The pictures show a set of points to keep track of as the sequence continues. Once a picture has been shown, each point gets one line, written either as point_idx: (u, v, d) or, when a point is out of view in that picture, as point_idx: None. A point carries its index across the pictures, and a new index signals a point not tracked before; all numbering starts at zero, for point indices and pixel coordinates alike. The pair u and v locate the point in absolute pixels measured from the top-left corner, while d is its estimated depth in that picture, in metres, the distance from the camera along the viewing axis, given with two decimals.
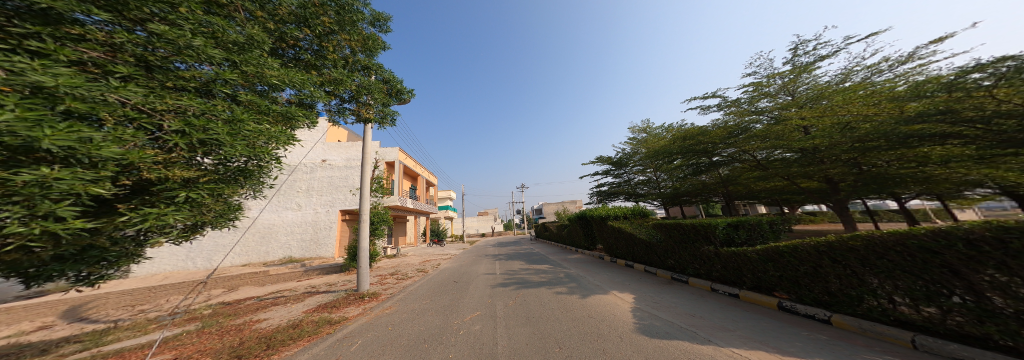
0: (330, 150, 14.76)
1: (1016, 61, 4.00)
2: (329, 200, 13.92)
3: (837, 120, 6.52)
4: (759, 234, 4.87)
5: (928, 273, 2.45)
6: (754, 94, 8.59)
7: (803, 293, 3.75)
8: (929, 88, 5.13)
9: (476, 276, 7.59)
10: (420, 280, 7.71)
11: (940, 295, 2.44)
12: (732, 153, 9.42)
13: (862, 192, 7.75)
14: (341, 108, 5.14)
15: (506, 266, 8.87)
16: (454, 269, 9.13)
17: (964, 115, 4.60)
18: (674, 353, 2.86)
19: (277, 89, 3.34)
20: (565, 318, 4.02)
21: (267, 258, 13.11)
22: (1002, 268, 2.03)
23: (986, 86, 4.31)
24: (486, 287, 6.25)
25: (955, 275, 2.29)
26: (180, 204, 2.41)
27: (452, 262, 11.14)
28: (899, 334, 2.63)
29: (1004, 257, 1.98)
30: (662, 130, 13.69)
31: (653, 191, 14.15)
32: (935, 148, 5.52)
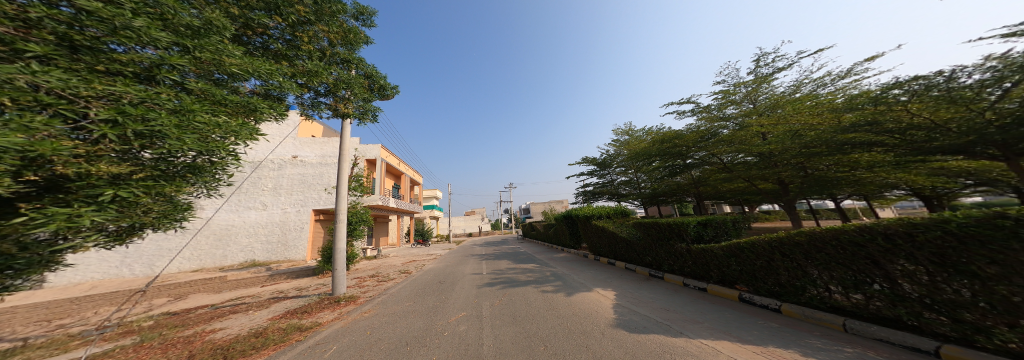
0: (302, 146, 13.86)
1: (925, 80, 4.69)
2: (299, 199, 13.06)
3: (789, 128, 7.26)
4: (724, 232, 5.22)
5: (856, 264, 2.78)
6: (722, 102, 9.21)
7: (759, 285, 4.09)
8: (861, 101, 5.76)
9: (462, 276, 7.48)
10: (404, 282, 7.45)
11: (864, 283, 2.78)
12: (704, 157, 9.85)
13: (813, 192, 8.58)
14: (316, 101, 4.83)
15: (493, 266, 8.84)
16: (440, 270, 8.95)
17: (885, 127, 5.31)
18: (651, 346, 3.00)
19: (239, 78, 3.06)
20: (550, 317, 4.07)
21: (224, 262, 12.00)
22: (909, 258, 2.36)
23: (903, 101, 4.98)
24: (473, 287, 6.18)
25: (875, 265, 2.63)
26: (103, 204, 2.09)
27: (437, 262, 10.91)
28: (833, 319, 2.98)
29: (911, 249, 2.31)
30: (643, 133, 14.30)
31: (633, 191, 14.64)
32: (864, 154, 6.31)
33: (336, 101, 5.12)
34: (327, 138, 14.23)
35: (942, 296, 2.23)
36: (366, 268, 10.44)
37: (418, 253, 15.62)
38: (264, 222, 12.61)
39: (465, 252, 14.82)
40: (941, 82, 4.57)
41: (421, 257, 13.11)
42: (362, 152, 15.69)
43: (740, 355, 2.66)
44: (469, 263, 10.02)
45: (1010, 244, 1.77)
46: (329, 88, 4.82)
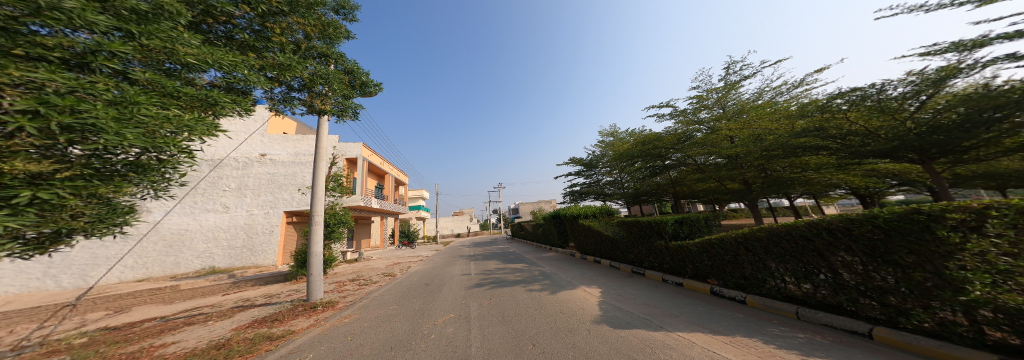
0: (271, 143, 12.96)
1: (861, 92, 5.47)
2: (268, 201, 12.24)
3: (752, 132, 7.97)
4: (697, 229, 5.55)
5: (805, 256, 3.07)
6: (696, 106, 9.67)
7: (727, 279, 4.37)
8: (810, 109, 6.44)
9: (449, 277, 7.31)
10: (391, 285, 7.15)
11: (812, 274, 3.07)
12: (681, 158, 10.21)
13: (776, 192, 9.30)
14: (287, 96, 4.53)
15: (481, 266, 8.74)
16: (427, 271, 8.72)
17: (829, 132, 6.04)
18: (634, 341, 3.12)
19: (195, 69, 2.77)
20: (539, 316, 4.11)
21: (176, 270, 10.89)
22: (848, 250, 2.65)
23: (844, 110, 5.73)
24: (461, 288, 6.07)
25: (821, 257, 2.91)
26: (19, 207, 1.83)
27: (423, 264, 10.61)
28: (788, 308, 3.26)
29: (849, 242, 2.60)
30: (626, 134, 14.77)
31: (617, 190, 15.07)
32: (812, 157, 6.97)
33: (312, 97, 4.82)
34: (300, 135, 13.42)
35: (874, 283, 2.51)
36: (344, 272, 9.96)
37: (400, 255, 15.12)
38: (225, 225, 11.65)
39: (452, 253, 14.54)
40: (873, 94, 5.33)
41: (405, 259, 12.72)
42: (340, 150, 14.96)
43: (714, 346, 2.84)
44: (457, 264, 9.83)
45: (927, 235, 2.04)
46: (304, 83, 4.54)
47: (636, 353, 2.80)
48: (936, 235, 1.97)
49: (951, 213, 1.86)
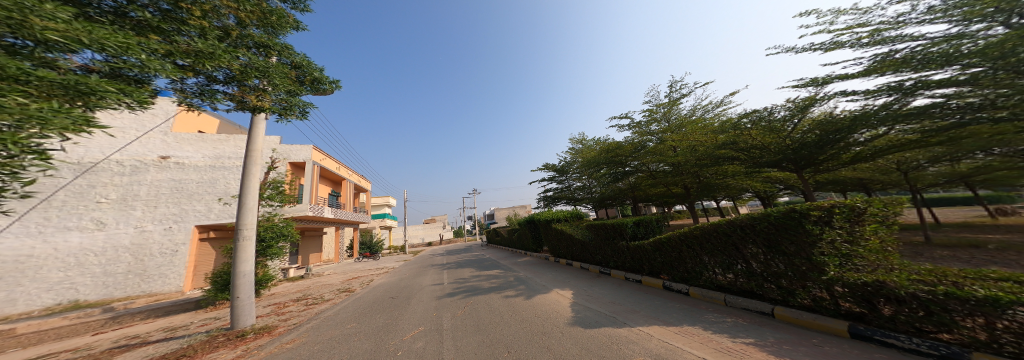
0: (178, 144, 10.87)
1: (757, 115, 8.15)
2: (172, 212, 10.29)
3: (688, 143, 9.03)
4: (650, 230, 6.17)
5: (728, 250, 4.06)
6: (649, 119, 10.76)
7: (674, 273, 5.12)
8: (730, 126, 8.82)
9: (419, 288, 6.89)
10: (349, 301, 6.53)
11: (733, 265, 4.03)
12: (638, 165, 11.15)
13: (711, 195, 10.75)
14: (205, 88, 3.81)
15: (455, 274, 8.45)
16: (392, 283, 8.14)
17: (740, 145, 8.51)
18: (602, 339, 3.34)
19: (62, 49, 1.88)
20: (514, 322, 4.14)
21: (8, 310, 8.08)
22: (756, 244, 3.65)
23: (751, 127, 8.26)
24: (431, 298, 5.77)
25: (739, 250, 3.90)
26: None
27: (388, 276, 9.86)
28: (717, 296, 4.12)
29: (754, 235, 3.63)
30: (593, 142, 15.64)
31: (586, 195, 15.87)
32: (732, 164, 9.02)
33: (242, 90, 4.13)
34: (223, 135, 11.73)
35: (771, 270, 3.53)
36: (283, 292, 8.70)
37: (356, 268, 13.75)
38: (98, 247, 9.25)
39: (421, 263, 13.72)
40: (764, 116, 8.00)
41: (362, 273, 11.61)
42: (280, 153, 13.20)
43: (668, 337, 3.23)
44: (428, 273, 9.34)
45: (803, 229, 3.01)
46: (231, 76, 3.80)
47: (604, 350, 3.02)
48: (808, 229, 2.94)
49: (813, 210, 2.83)
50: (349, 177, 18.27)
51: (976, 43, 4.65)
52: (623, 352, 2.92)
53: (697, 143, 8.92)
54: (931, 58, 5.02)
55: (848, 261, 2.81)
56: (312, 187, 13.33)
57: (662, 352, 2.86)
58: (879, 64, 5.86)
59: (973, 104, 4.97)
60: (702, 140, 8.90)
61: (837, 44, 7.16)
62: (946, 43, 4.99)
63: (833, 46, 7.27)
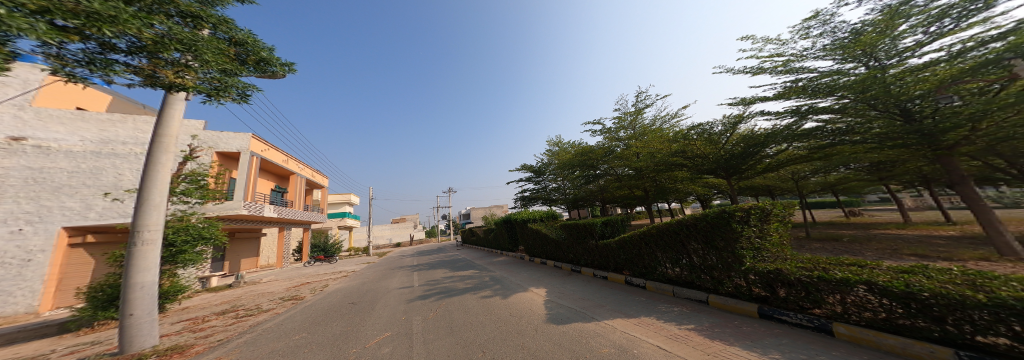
0: (40, 122, 8.32)
1: (698, 129, 9.69)
2: (28, 210, 7.85)
3: (649, 151, 10.00)
4: (617, 229, 6.70)
5: (674, 245, 4.73)
6: (618, 126, 11.60)
7: (633, 269, 5.65)
8: (679, 135, 10.16)
9: (385, 292, 6.43)
10: (302, 309, 5.83)
11: (679, 259, 4.68)
12: (607, 169, 11.91)
13: (665, 197, 12.07)
14: (102, 61, 2.70)
15: (429, 276, 8.10)
16: (354, 288, 7.50)
17: (688, 154, 9.70)
18: (574, 334, 3.54)
19: None
20: (490, 321, 4.15)
21: None
22: (695, 240, 4.35)
23: (697, 136, 9.65)
24: (400, 302, 5.46)
25: (683, 246, 4.57)
26: None
27: (347, 280, 9.05)
28: (666, 288, 4.72)
29: (691, 230, 4.34)
30: (568, 145, 16.07)
31: (560, 196, 16.04)
32: (679, 170, 10.24)
33: (153, 65, 3.23)
34: (114, 115, 9.51)
35: (707, 263, 4.19)
36: (201, 306, 7.25)
37: (304, 273, 12.27)
38: None
39: (387, 265, 12.76)
40: (701, 130, 9.60)
41: (312, 278, 10.39)
42: (204, 140, 11.09)
43: (629, 328, 3.57)
44: (396, 276, 8.76)
45: (729, 227, 3.74)
46: (139, 45, 2.95)
47: (574, 344, 3.22)
48: (732, 226, 3.66)
49: (736, 211, 3.62)
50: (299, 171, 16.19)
51: (847, 79, 6.36)
52: (590, 345, 3.14)
53: (653, 150, 9.98)
54: (819, 89, 6.63)
55: (759, 254, 3.61)
56: (248, 181, 11.45)
57: (624, 342, 3.16)
58: (785, 90, 7.59)
59: (843, 128, 6.85)
60: (658, 148, 9.95)
61: (764, 69, 8.57)
62: (831, 76, 6.70)
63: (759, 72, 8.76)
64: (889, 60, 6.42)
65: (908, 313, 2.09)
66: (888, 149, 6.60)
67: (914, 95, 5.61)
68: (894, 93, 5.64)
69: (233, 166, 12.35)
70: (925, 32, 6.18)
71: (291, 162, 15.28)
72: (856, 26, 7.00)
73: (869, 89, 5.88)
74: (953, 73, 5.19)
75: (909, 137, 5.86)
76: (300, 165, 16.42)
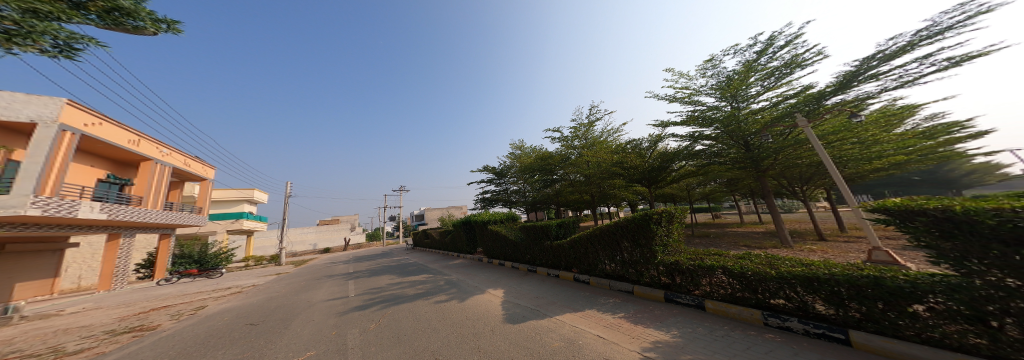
0: None
1: (632, 145, 11.55)
2: None
3: (596, 160, 11.08)
4: (566, 230, 7.18)
5: (607, 243, 5.38)
6: (573, 136, 12.51)
7: (580, 266, 6.14)
8: (615, 148, 11.72)
9: (306, 306, 5.38)
10: (165, 337, 4.26)
11: (612, 256, 5.32)
12: (562, 174, 12.77)
13: (606, 202, 13.32)
14: None
15: (371, 283, 7.15)
16: (264, 303, 6.08)
17: (623, 164, 11.03)
18: (529, 332, 3.60)
19: None
20: (445, 327, 3.89)
21: None
22: (625, 239, 5.00)
23: (633, 150, 11.35)
24: (329, 315, 4.65)
25: (615, 244, 5.22)
26: None
27: (250, 295, 7.27)
28: (603, 282, 5.36)
29: (621, 231, 5.00)
30: (531, 149, 16.25)
31: (520, 199, 15.98)
32: (619, 178, 11.44)
33: None
34: None
35: (633, 258, 4.89)
36: None
37: (164, 292, 9.16)
38: None
39: (308, 275, 10.66)
40: (634, 146, 11.52)
41: (168, 299, 7.56)
42: None
43: (576, 322, 3.83)
44: (324, 286, 7.45)
45: (648, 228, 4.50)
46: None
47: (528, 342, 3.27)
48: (651, 227, 4.42)
49: (654, 214, 4.41)
50: (159, 156, 11.97)
51: (717, 113, 8.98)
52: (543, 341, 3.25)
53: (598, 159, 11.13)
54: (708, 119, 9.06)
55: (667, 249, 4.56)
56: (48, 169, 7.92)
57: (572, 335, 3.37)
58: (687, 118, 9.55)
59: (716, 151, 9.51)
60: (603, 158, 11.11)
61: (676, 97, 10.50)
62: (711, 110, 9.15)
63: (673, 101, 10.66)
64: (743, 102, 9.10)
65: (740, 288, 3.40)
66: (734, 171, 9.65)
67: (752, 131, 8.54)
68: (744, 127, 8.54)
69: (19, 143, 8.32)
70: (760, 85, 8.88)
71: (143, 142, 11.17)
72: (730, 73, 9.37)
73: (730, 124, 8.60)
74: (769, 119, 8.32)
75: (744, 163, 9.03)
76: (161, 149, 12.16)
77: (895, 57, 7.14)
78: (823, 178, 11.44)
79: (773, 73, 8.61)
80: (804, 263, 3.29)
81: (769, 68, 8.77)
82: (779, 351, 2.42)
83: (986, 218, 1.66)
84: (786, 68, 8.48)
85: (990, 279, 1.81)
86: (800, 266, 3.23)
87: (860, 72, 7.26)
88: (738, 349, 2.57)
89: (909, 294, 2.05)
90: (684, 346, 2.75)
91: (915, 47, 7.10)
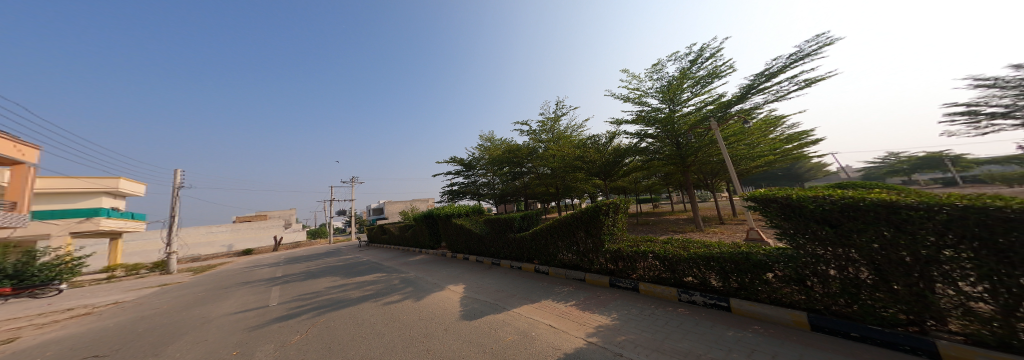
0: None
1: (593, 140, 12.23)
2: None
3: (563, 154, 11.52)
4: (528, 222, 7.28)
5: (562, 234, 5.54)
6: (541, 130, 12.70)
7: (541, 258, 6.21)
8: (576, 142, 12.27)
9: (198, 325, 4.41)
10: None
11: (567, 246, 5.52)
12: (531, 167, 13.06)
13: (570, 193, 13.88)
14: None
15: (303, 289, 6.23)
16: (141, 324, 4.80)
17: (582, 160, 11.50)
18: (484, 328, 3.48)
19: None
20: (389, 331, 3.53)
21: None
22: (579, 231, 5.16)
23: (599, 144, 11.95)
24: (234, 332, 3.90)
25: (569, 235, 5.39)
26: None
27: (123, 314, 5.70)
28: (559, 271, 5.57)
29: (574, 223, 5.20)
30: (500, 141, 15.99)
31: (489, 191, 15.60)
32: (581, 172, 11.98)
33: None
34: None
35: (586, 247, 5.10)
36: None
37: None
38: None
39: (211, 284, 8.77)
40: (596, 141, 12.16)
41: None
42: None
43: (532, 313, 3.87)
44: (233, 297, 6.19)
45: (598, 218, 4.75)
46: None
47: (482, 338, 3.16)
48: (600, 217, 4.68)
49: (604, 205, 4.70)
50: None
51: (659, 114, 9.89)
52: (497, 336, 3.17)
53: (560, 154, 11.58)
54: (651, 118, 9.93)
55: (613, 236, 4.89)
56: None
57: (526, 327, 3.38)
58: (637, 117, 10.37)
59: (651, 148, 10.57)
60: (567, 152, 11.55)
61: (629, 97, 11.34)
62: (656, 112, 10.01)
63: (626, 101, 11.45)
64: (675, 106, 10.13)
65: (658, 269, 3.87)
66: (669, 166, 10.85)
67: (681, 130, 9.69)
68: (675, 129, 9.69)
69: None
70: (690, 92, 10.01)
71: None
72: (670, 78, 10.35)
73: (668, 125, 9.60)
74: (693, 121, 9.59)
75: (675, 160, 10.13)
76: None
77: (776, 76, 8.72)
78: (725, 172, 13.77)
79: (699, 81, 9.78)
80: (705, 244, 3.84)
81: (697, 76, 9.94)
82: (687, 323, 2.75)
83: (809, 203, 2.21)
84: (707, 78, 9.75)
85: (805, 249, 2.40)
86: (703, 246, 3.73)
87: (753, 86, 8.67)
88: (659, 325, 2.84)
89: (761, 264, 2.67)
90: (620, 328, 2.93)
91: (788, 68, 8.73)
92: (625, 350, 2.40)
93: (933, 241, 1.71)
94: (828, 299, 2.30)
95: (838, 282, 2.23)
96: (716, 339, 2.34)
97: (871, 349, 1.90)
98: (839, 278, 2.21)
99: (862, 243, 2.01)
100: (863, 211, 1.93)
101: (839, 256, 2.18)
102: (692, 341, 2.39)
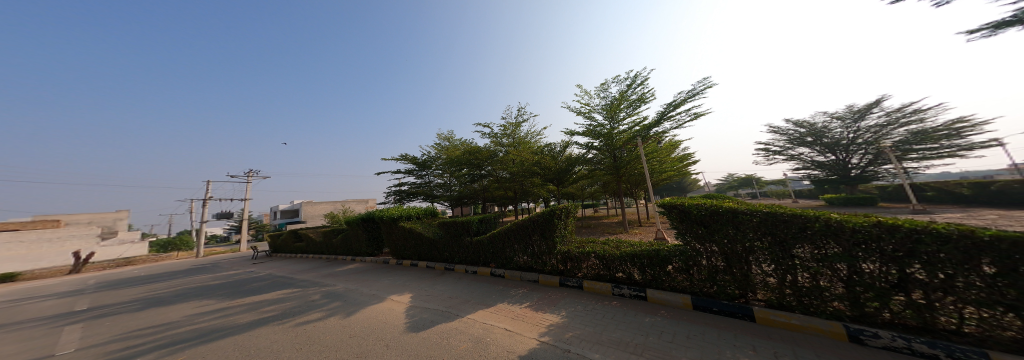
0: None
1: (548, 148, 12.78)
2: None
3: (522, 160, 11.91)
4: (484, 226, 7.29)
5: (518, 237, 5.68)
6: (500, 134, 12.86)
7: (497, 261, 6.27)
8: (533, 149, 12.69)
9: None
10: None
11: (521, 249, 5.68)
12: (490, 170, 13.23)
13: (526, 198, 14.24)
14: None
15: (151, 320, 4.69)
16: None
17: (537, 167, 11.92)
18: (434, 339, 3.38)
19: None
20: (307, 356, 3.09)
21: None
22: (534, 235, 5.35)
23: (554, 152, 12.64)
24: None
25: (524, 238, 5.56)
26: None
27: None
28: (513, 274, 5.73)
29: (529, 227, 5.39)
30: (460, 142, 15.69)
31: (445, 193, 15.09)
32: (538, 177, 12.36)
33: None
34: None
35: (540, 250, 5.30)
36: None
37: None
38: None
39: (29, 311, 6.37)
40: (552, 149, 12.76)
41: None
42: None
43: (487, 318, 3.90)
44: None
45: (552, 222, 5.02)
46: None
47: (432, 349, 3.07)
48: (554, 221, 4.96)
49: (557, 210, 5.00)
50: None
51: (603, 129, 10.91)
52: (450, 345, 3.12)
53: (519, 158, 11.94)
54: (597, 132, 10.91)
55: (564, 239, 5.22)
56: None
57: (480, 334, 3.39)
58: (586, 130, 11.24)
59: (593, 158, 11.62)
60: (524, 158, 11.90)
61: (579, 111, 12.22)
62: (599, 127, 11.00)
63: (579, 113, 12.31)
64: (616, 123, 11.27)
65: (595, 266, 4.30)
66: (607, 176, 11.93)
67: (620, 144, 10.76)
68: (615, 143, 10.73)
69: None
70: (626, 112, 11.27)
71: None
72: (612, 98, 11.47)
73: (608, 139, 10.65)
74: (627, 138, 10.68)
75: (612, 170, 11.28)
76: None
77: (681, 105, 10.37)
78: (645, 183, 15.88)
79: (632, 103, 11.07)
80: (630, 243, 4.38)
81: (630, 98, 11.23)
82: (619, 314, 3.11)
83: (693, 208, 2.89)
84: (638, 101, 11.11)
85: (688, 244, 3.08)
86: (630, 245, 4.24)
87: (665, 114, 10.18)
88: (598, 319, 3.13)
89: (662, 257, 3.26)
90: (568, 325, 3.15)
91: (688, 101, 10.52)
92: (572, 346, 2.59)
93: (753, 237, 2.53)
94: (699, 283, 3.02)
95: (705, 269, 2.96)
96: (638, 325, 2.70)
97: (745, 323, 2.49)
98: (706, 266, 2.94)
99: (720, 239, 2.77)
100: (720, 215, 2.70)
101: (706, 249, 2.91)
102: (623, 330, 2.70)
